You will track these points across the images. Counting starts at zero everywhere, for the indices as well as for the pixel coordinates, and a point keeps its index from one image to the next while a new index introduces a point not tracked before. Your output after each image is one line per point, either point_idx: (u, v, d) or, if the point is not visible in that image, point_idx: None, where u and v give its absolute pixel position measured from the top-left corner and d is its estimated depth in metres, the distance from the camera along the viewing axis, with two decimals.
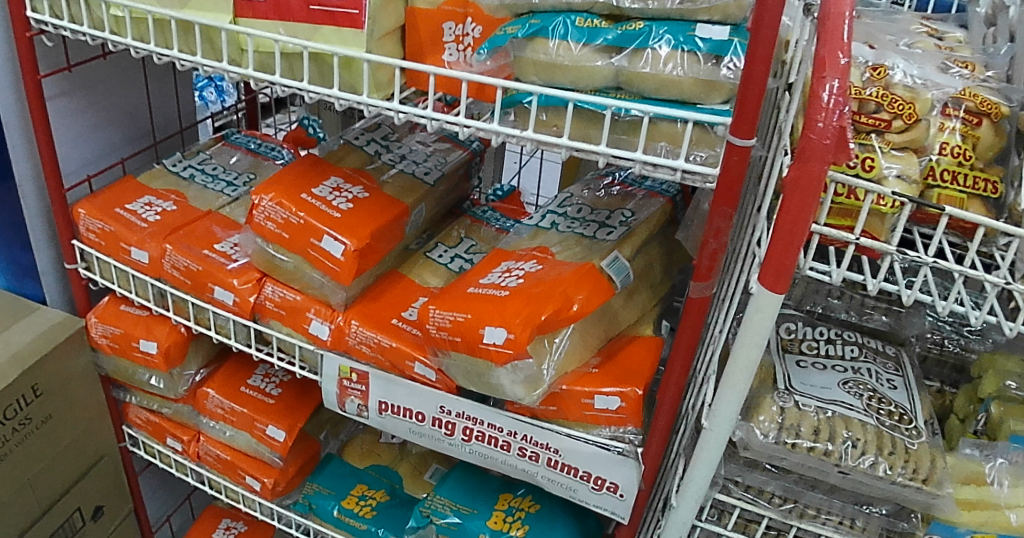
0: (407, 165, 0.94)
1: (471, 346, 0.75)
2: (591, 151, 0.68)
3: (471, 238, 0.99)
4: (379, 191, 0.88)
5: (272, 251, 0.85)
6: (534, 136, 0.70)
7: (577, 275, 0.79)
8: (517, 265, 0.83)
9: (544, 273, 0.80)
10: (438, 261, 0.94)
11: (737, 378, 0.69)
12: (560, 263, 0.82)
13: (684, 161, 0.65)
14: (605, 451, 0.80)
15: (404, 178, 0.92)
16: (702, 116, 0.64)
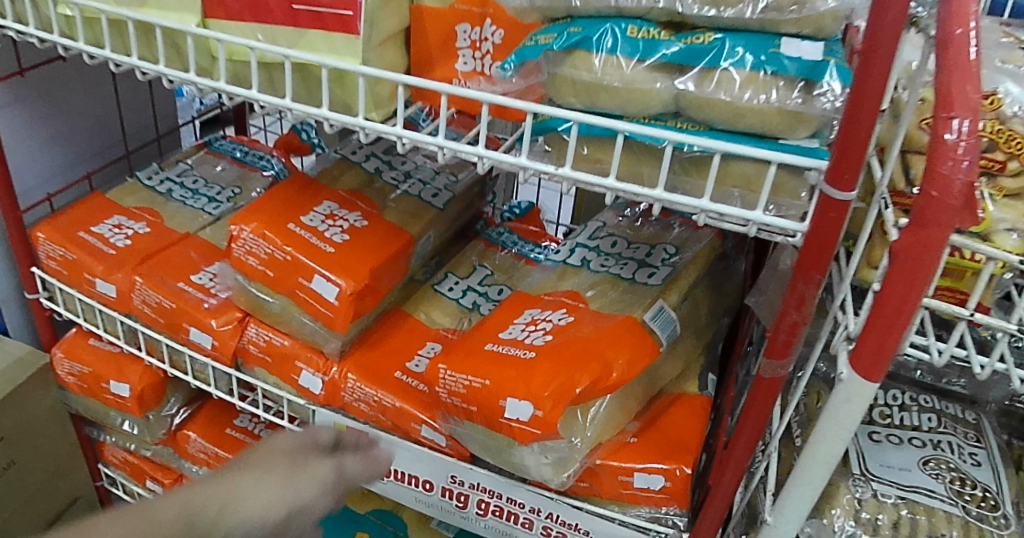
0: (413, 186, 0.80)
1: (490, 419, 0.64)
2: (642, 194, 0.55)
3: (486, 266, 0.87)
4: (380, 217, 0.75)
5: (255, 290, 0.72)
6: (573, 175, 0.57)
7: (615, 337, 0.68)
8: (543, 318, 0.72)
9: (575, 330, 0.69)
10: (447, 296, 0.82)
11: (813, 474, 0.57)
12: (595, 319, 0.71)
13: (762, 212, 0.53)
14: (644, 536, 0.69)
15: (408, 201, 0.78)
16: (787, 157, 0.51)
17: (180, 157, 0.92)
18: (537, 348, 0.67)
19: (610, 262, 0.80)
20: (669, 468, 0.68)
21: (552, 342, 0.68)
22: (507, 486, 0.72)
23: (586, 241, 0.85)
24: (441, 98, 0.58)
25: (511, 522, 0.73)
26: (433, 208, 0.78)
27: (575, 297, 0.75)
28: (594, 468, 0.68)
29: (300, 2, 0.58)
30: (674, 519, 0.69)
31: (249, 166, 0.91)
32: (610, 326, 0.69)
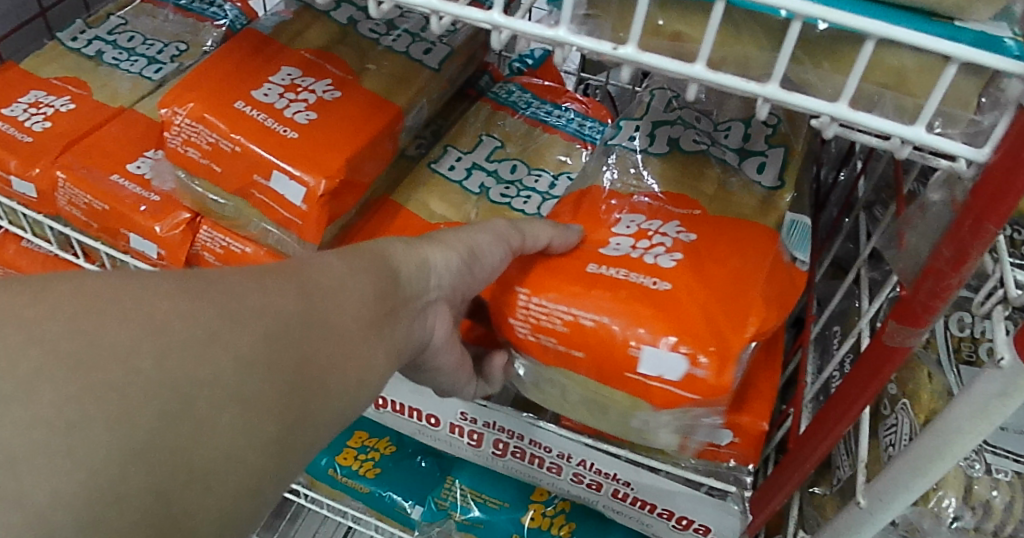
0: (398, 40, 0.57)
1: (607, 373, 0.46)
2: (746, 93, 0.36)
3: (494, 136, 0.59)
4: (356, 86, 0.53)
5: (198, 188, 0.55)
6: (643, 59, 0.36)
7: (761, 258, 0.49)
8: (653, 222, 0.51)
9: (710, 249, 0.49)
10: (450, 178, 0.55)
11: (930, 462, 0.43)
12: (728, 226, 0.50)
13: (923, 128, 0.36)
14: (692, 491, 0.57)
15: (395, 61, 0.55)
16: (978, 54, 0.34)
17: (110, 8, 0.72)
18: (667, 274, 0.47)
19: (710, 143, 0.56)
20: (741, 419, 0.51)
21: (680, 265, 0.47)
22: (529, 427, 0.59)
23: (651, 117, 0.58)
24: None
25: (534, 464, 0.61)
26: (426, 69, 0.55)
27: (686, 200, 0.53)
28: None
29: None
30: (736, 475, 0.55)
31: (200, 17, 0.71)
32: (750, 242, 0.49)
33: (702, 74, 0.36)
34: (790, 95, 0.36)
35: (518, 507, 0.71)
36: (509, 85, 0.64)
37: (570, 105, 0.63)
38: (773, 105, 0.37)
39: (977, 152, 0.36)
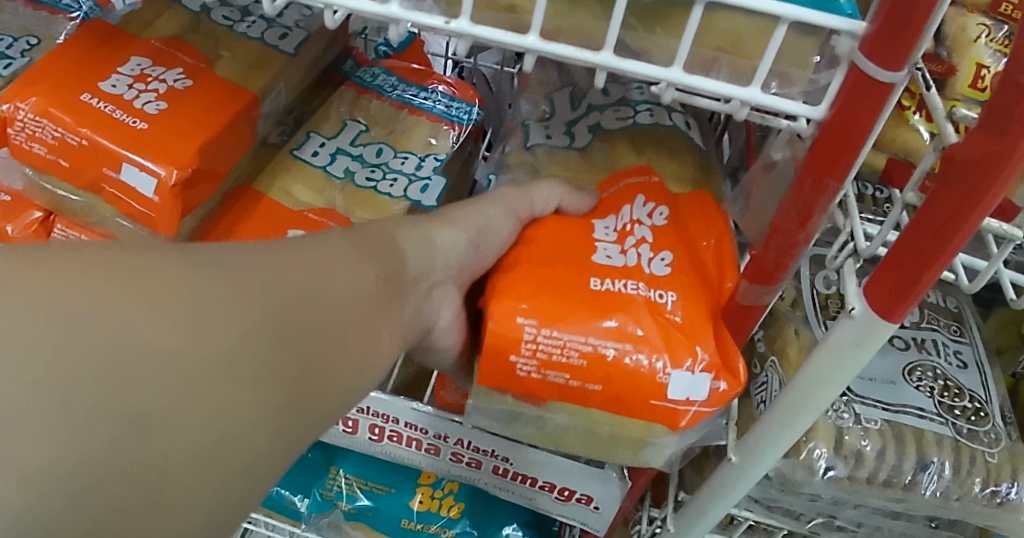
0: (253, 26, 0.56)
1: (599, 396, 0.43)
2: (581, 62, 0.36)
3: (358, 120, 0.61)
4: (208, 74, 0.52)
5: (50, 187, 0.52)
6: (481, 34, 0.35)
7: (727, 245, 0.47)
8: (629, 224, 0.48)
9: (684, 244, 0.47)
10: (312, 163, 0.57)
11: (794, 416, 0.44)
12: (692, 210, 0.48)
13: (759, 88, 0.37)
14: (572, 461, 0.57)
15: (249, 46, 0.54)
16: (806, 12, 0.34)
17: None
18: (670, 283, 0.45)
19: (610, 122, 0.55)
20: None
21: (695, 263, 0.46)
22: (403, 407, 0.57)
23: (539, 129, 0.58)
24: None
25: (413, 447, 0.60)
26: (281, 54, 0.55)
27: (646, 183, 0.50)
28: None
29: None
30: None
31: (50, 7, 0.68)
32: (712, 231, 0.48)
33: (536, 45, 0.36)
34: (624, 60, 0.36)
35: (405, 492, 0.71)
36: (373, 68, 0.64)
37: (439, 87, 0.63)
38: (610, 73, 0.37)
39: (814, 108, 0.37)
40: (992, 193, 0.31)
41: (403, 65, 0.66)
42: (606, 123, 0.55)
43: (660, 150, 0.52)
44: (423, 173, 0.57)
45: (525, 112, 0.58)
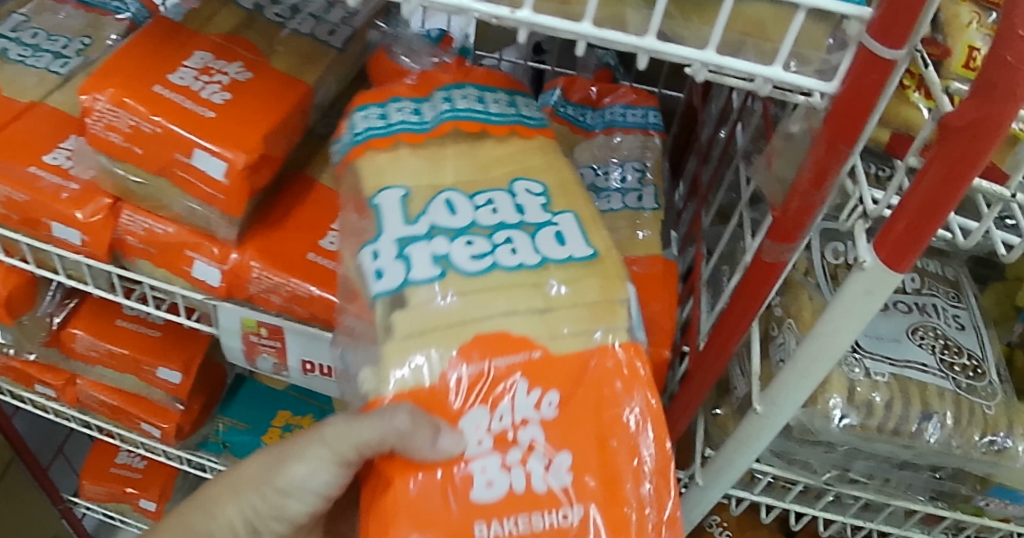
0: (303, 24, 0.61)
1: None
2: (626, 46, 0.40)
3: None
4: (266, 66, 0.57)
5: (121, 173, 0.56)
6: (535, 21, 0.40)
7: (622, 418, 0.44)
8: (511, 418, 0.43)
9: (574, 434, 0.43)
10: None
11: (812, 364, 0.49)
12: (575, 371, 0.44)
13: (781, 69, 0.41)
14: None
15: (300, 43, 0.59)
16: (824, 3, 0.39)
17: (9, 7, 0.72)
18: (575, 495, 0.42)
19: (478, 247, 0.46)
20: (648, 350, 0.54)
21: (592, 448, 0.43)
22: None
23: None
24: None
25: None
26: (330, 49, 0.59)
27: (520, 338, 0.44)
28: None
29: None
30: None
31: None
32: (603, 389, 0.44)
33: (588, 30, 0.40)
34: (663, 44, 0.40)
35: None
36: None
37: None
38: (651, 56, 0.41)
39: (826, 84, 0.42)
40: (980, 157, 0.36)
41: (437, 60, 0.70)
42: (461, 257, 0.46)
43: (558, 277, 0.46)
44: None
45: (367, 223, 0.49)
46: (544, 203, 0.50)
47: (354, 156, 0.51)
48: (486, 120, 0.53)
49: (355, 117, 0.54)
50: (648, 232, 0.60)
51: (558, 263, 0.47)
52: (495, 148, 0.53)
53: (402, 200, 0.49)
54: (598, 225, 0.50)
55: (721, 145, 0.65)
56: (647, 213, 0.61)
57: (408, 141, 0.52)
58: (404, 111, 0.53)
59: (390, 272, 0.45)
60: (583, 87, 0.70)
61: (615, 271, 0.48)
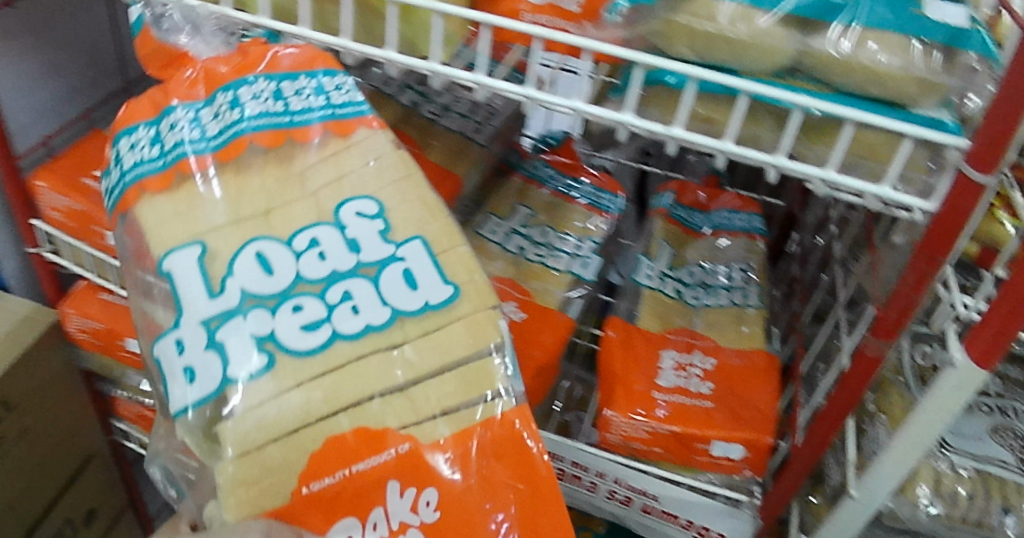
0: (454, 121, 0.69)
1: None
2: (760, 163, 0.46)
3: (525, 205, 0.73)
4: (422, 157, 0.64)
5: None
6: (686, 137, 0.44)
7: (494, 502, 0.43)
8: (388, 526, 0.42)
9: (448, 524, 0.42)
10: (491, 241, 0.68)
11: (906, 453, 0.53)
12: (443, 477, 0.42)
13: (891, 188, 0.47)
14: (710, 501, 0.62)
15: (451, 138, 0.67)
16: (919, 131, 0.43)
17: None
18: None
19: (308, 313, 0.44)
20: (752, 437, 0.60)
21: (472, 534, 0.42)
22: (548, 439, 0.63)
23: (667, 270, 0.73)
24: (480, 26, 0.45)
25: (573, 484, 0.65)
26: (476, 145, 0.68)
27: (367, 434, 0.43)
28: (669, 441, 0.61)
29: None
30: (747, 485, 0.63)
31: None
32: (456, 490, 0.42)
33: (730, 147, 0.44)
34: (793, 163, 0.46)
35: None
36: (536, 161, 0.78)
37: (588, 180, 0.76)
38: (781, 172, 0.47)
39: (925, 202, 0.46)
40: None
41: (560, 160, 0.79)
42: (288, 332, 0.44)
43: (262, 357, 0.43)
44: (584, 251, 0.69)
45: (162, 299, 0.45)
46: (381, 229, 0.46)
47: (127, 203, 0.47)
48: (290, 123, 0.48)
49: (121, 147, 0.48)
50: (752, 328, 0.68)
51: (418, 313, 0.45)
52: (319, 157, 0.48)
53: (201, 261, 0.45)
54: (448, 242, 0.47)
55: (818, 252, 0.74)
56: (751, 309, 0.70)
57: (205, 172, 0.47)
58: (180, 127, 0.48)
59: (203, 373, 0.43)
60: (693, 190, 0.82)
61: (483, 332, 0.46)
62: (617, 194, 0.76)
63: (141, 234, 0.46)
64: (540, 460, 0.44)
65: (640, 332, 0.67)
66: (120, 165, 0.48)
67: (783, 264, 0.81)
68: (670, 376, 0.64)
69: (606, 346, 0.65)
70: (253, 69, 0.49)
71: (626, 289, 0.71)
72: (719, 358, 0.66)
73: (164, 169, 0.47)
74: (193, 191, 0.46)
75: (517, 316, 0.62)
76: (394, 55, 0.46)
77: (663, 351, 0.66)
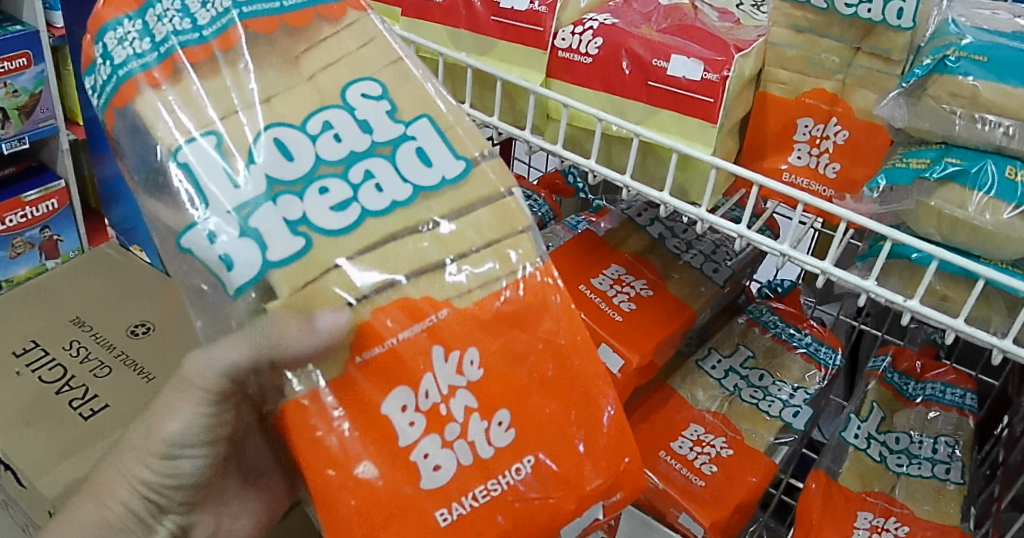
0: (696, 257, 0.84)
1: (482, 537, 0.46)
2: (982, 340, 0.48)
3: (747, 347, 0.85)
4: (664, 286, 0.80)
5: None
6: (915, 308, 0.49)
7: (517, 376, 0.46)
8: (438, 392, 0.45)
9: (504, 373, 0.46)
10: (711, 376, 0.81)
11: None
12: (488, 328, 0.46)
13: None
14: None
15: (692, 273, 0.82)
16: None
17: None
18: (514, 450, 0.46)
19: (336, 195, 0.45)
20: None
21: (523, 387, 0.47)
22: None
23: (874, 432, 0.77)
24: (751, 187, 0.55)
25: None
26: (713, 283, 0.81)
27: (412, 309, 0.45)
28: None
29: (657, 80, 0.60)
30: None
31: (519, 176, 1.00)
32: (498, 349, 0.46)
33: (959, 324, 0.48)
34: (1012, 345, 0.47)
35: None
36: (763, 306, 0.89)
37: (809, 331, 0.86)
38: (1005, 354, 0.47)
39: None
40: None
41: (787, 308, 0.89)
42: (320, 213, 0.45)
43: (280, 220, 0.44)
44: (795, 400, 0.79)
45: (182, 189, 0.44)
46: (389, 110, 0.48)
47: (124, 98, 0.45)
48: (281, 9, 0.48)
49: (107, 42, 0.46)
50: (952, 505, 0.69)
51: (436, 188, 0.48)
52: (330, 36, 0.49)
53: (218, 151, 0.44)
54: (453, 119, 0.50)
55: None
56: (951, 486, 0.71)
57: (221, 54, 0.47)
58: (167, 18, 0.47)
59: (244, 260, 0.43)
60: (910, 358, 0.84)
61: (512, 221, 0.49)
62: (836, 349, 0.84)
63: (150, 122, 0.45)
64: (547, 319, 0.48)
65: (840, 491, 0.71)
66: (109, 61, 0.46)
67: (989, 445, 0.80)
68: None
69: (806, 498, 0.70)
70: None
71: (832, 443, 0.76)
72: (915, 527, 0.67)
73: (162, 62, 0.46)
74: (211, 72, 0.46)
75: (727, 449, 0.74)
76: (670, 198, 0.60)
77: (859, 513, 0.69)
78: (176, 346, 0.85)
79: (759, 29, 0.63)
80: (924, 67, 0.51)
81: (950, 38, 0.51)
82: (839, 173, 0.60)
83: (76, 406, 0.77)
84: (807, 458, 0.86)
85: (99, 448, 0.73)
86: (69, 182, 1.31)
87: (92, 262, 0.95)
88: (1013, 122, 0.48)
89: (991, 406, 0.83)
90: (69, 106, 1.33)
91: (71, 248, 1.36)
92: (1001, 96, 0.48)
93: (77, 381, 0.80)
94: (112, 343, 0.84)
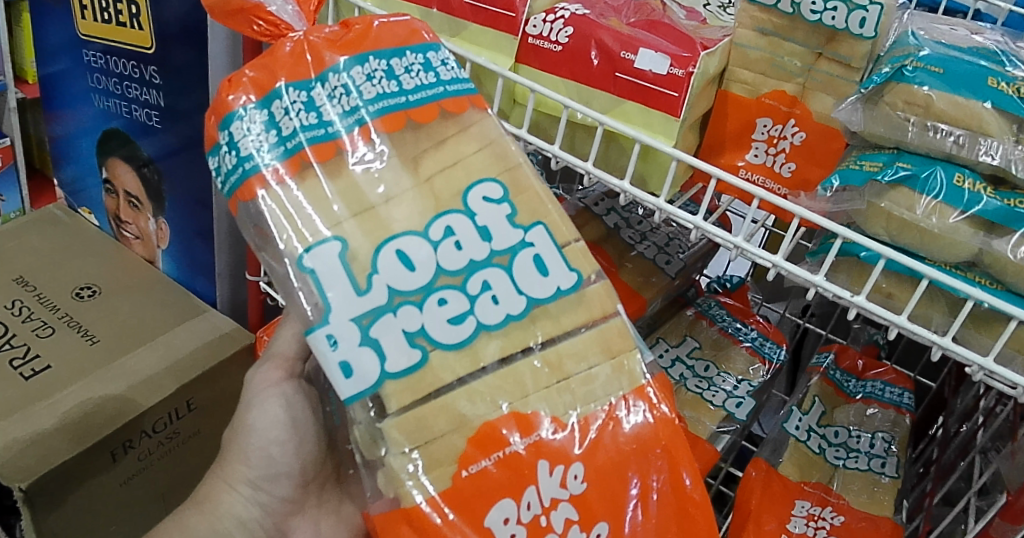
0: (649, 249, 0.87)
1: None
2: (920, 336, 0.50)
3: (694, 338, 0.87)
4: (618, 276, 0.82)
5: None
6: (862, 304, 0.51)
7: (619, 487, 0.46)
8: (540, 504, 0.44)
9: (609, 488, 0.45)
10: (659, 364, 0.83)
11: None
12: (594, 441, 0.46)
13: None
14: None
15: (643, 263, 0.85)
16: (959, 286, 0.48)
17: None
18: None
19: (454, 307, 0.45)
20: None
21: (622, 497, 0.46)
22: None
23: (815, 426, 0.80)
24: (709, 180, 0.57)
25: None
26: (665, 274, 0.85)
27: (522, 421, 0.45)
28: None
29: (624, 71, 0.61)
30: None
31: None
32: (604, 459, 0.45)
33: (902, 321, 0.50)
34: (949, 344, 0.49)
35: None
36: (711, 301, 0.92)
37: (755, 326, 0.89)
38: (943, 353, 0.50)
39: None
40: None
41: (733, 303, 0.92)
42: (437, 327, 0.44)
43: (414, 336, 0.44)
44: (738, 392, 0.82)
45: (307, 294, 0.43)
46: (509, 214, 0.47)
47: (250, 193, 0.44)
48: (407, 104, 0.46)
49: (232, 131, 0.45)
50: (886, 497, 0.72)
51: (550, 302, 0.46)
52: (452, 137, 0.47)
53: (342, 260, 0.43)
54: (569, 234, 0.48)
55: (960, 439, 0.76)
56: (886, 478, 0.74)
57: (352, 151, 0.45)
58: (294, 111, 0.45)
59: (362, 370, 0.43)
60: (852, 357, 0.87)
61: (619, 345, 0.48)
62: (779, 344, 0.88)
63: (270, 222, 0.44)
64: (647, 425, 0.47)
65: (779, 478, 0.75)
66: (236, 151, 0.45)
67: (924, 444, 0.84)
68: (800, 526, 0.71)
69: (747, 485, 0.74)
70: (367, 42, 0.47)
71: (773, 436, 0.79)
72: (849, 517, 0.71)
73: (289, 157, 0.44)
74: (339, 170, 0.45)
75: None
76: (630, 187, 0.61)
77: (797, 501, 0.73)
78: (124, 311, 0.83)
79: (725, 30, 0.65)
80: (883, 75, 0.54)
81: (909, 48, 0.54)
82: (794, 173, 0.63)
83: (18, 365, 0.75)
84: (745, 450, 0.90)
85: (40, 409, 0.72)
86: (15, 140, 1.26)
87: (37, 221, 0.93)
88: (963, 131, 0.51)
89: (927, 406, 0.88)
90: (19, 62, 1.29)
91: (13, 209, 1.30)
92: (952, 106, 0.51)
93: (17, 340, 0.78)
94: (56, 304, 0.82)
